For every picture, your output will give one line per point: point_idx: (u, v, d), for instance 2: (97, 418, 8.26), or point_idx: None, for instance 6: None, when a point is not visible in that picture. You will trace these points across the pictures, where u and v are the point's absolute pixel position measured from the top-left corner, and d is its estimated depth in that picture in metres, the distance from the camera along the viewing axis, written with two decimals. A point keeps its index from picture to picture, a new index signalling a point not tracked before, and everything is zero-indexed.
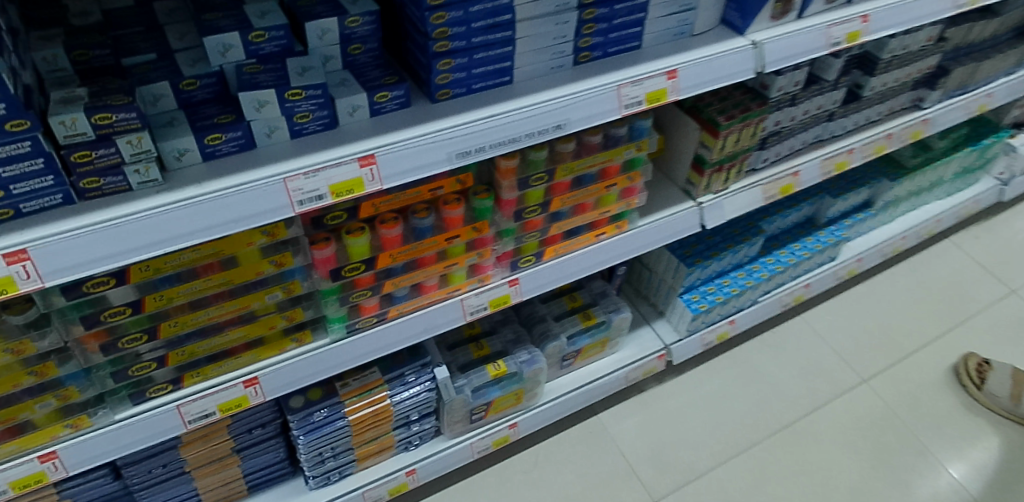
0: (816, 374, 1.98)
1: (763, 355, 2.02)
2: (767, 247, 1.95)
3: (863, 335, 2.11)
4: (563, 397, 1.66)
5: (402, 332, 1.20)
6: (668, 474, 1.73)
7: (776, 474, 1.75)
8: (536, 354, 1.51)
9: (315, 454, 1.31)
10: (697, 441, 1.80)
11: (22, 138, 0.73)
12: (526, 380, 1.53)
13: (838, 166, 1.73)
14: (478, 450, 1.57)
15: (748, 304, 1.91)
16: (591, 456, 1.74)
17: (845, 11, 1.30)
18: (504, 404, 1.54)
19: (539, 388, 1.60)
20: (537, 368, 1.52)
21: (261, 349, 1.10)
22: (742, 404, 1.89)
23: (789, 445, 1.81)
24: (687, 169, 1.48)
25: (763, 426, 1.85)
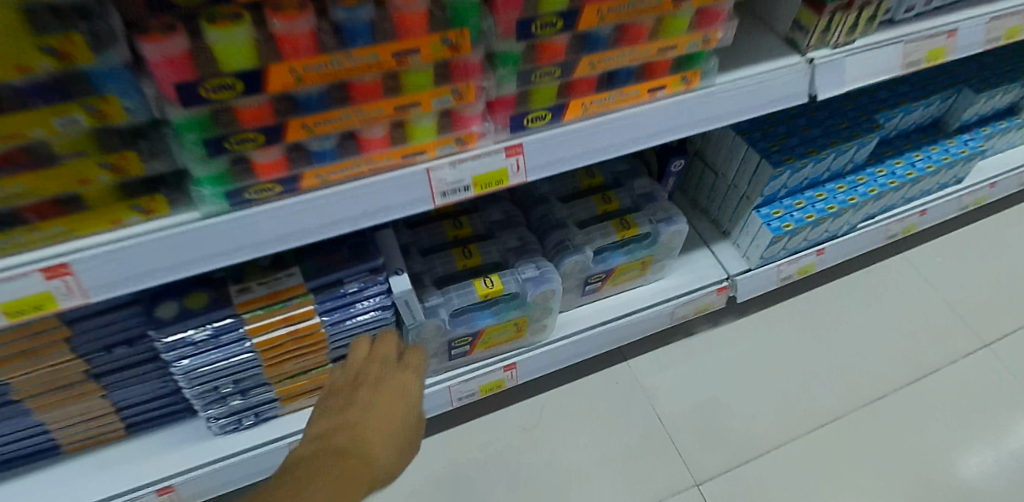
0: (920, 330, 1.52)
1: (852, 298, 1.56)
2: (878, 154, 1.42)
3: (987, 283, 1.60)
4: (581, 336, 1.22)
5: (327, 214, 0.75)
6: (716, 447, 1.32)
7: (863, 459, 1.32)
8: (547, 271, 1.06)
9: (210, 390, 0.90)
10: (758, 408, 1.38)
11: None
12: (530, 309, 1.09)
13: (1010, 34, 1.18)
14: (458, 400, 1.15)
15: (845, 230, 1.40)
16: (613, 417, 1.35)
17: None
18: (496, 338, 1.11)
19: (549, 321, 1.15)
20: (547, 291, 1.07)
21: (77, 221, 0.66)
22: (821, 365, 1.45)
23: (885, 422, 1.37)
24: (797, 5, 0.97)
25: (848, 396, 1.41)
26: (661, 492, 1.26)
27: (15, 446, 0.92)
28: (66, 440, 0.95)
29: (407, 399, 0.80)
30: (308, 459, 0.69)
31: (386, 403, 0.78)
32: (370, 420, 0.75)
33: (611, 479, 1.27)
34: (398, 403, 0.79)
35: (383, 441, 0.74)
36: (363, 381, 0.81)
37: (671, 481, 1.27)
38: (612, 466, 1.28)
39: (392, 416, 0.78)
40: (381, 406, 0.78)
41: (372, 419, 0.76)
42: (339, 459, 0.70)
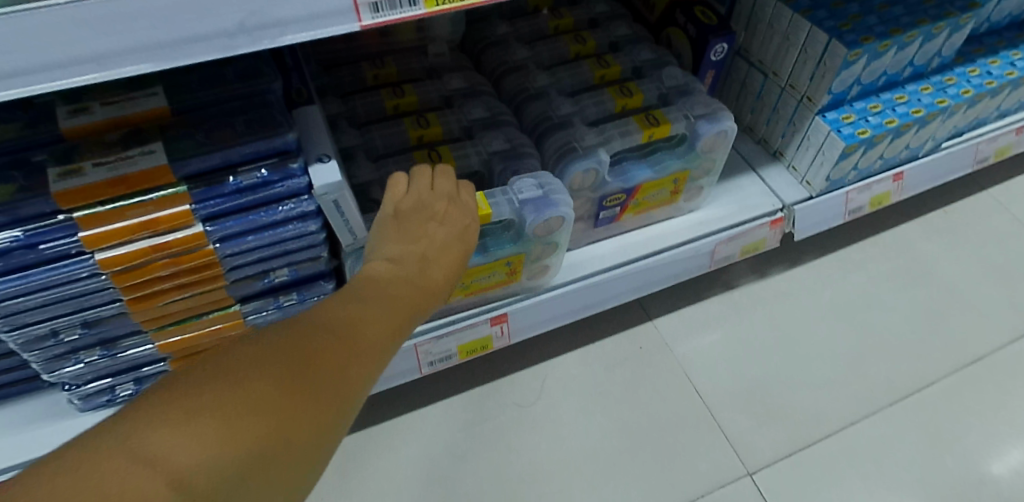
0: (1015, 278, 1.21)
1: (930, 241, 1.25)
2: (967, 51, 1.11)
3: None
4: (593, 280, 0.91)
5: (173, 26, 0.45)
6: (772, 425, 1.02)
7: (960, 438, 1.02)
8: (554, 191, 0.76)
9: (47, 338, 0.62)
10: (825, 377, 1.08)
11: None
12: (529, 245, 0.79)
13: None
14: (431, 363, 0.86)
15: (929, 149, 1.09)
16: (637, 390, 1.04)
17: None
18: (480, 284, 0.81)
19: (553, 263, 0.85)
20: (554, 220, 0.76)
21: None
22: (897, 323, 1.15)
23: (987, 391, 1.07)
24: None
25: (939, 361, 1.10)
26: (706, 485, 0.96)
27: None
28: None
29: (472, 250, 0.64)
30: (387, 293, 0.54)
31: (451, 251, 0.62)
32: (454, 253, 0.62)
33: (637, 470, 0.96)
34: (460, 251, 0.63)
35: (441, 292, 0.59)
36: (428, 213, 0.63)
37: (715, 471, 0.97)
38: (638, 451, 0.98)
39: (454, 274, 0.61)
40: (448, 252, 0.61)
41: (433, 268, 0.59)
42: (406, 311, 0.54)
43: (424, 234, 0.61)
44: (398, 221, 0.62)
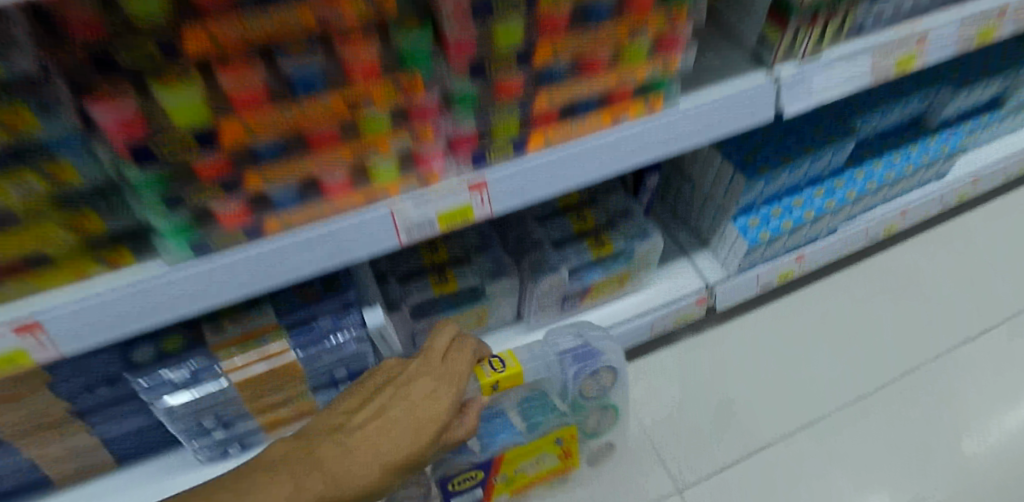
0: (919, 317, 1.51)
1: (849, 289, 1.55)
2: (857, 156, 1.43)
3: (989, 265, 1.60)
4: (610, 396, 1.15)
5: (292, 260, 0.76)
6: (728, 437, 1.31)
7: (882, 441, 1.31)
8: (583, 352, 1.11)
9: (193, 424, 0.93)
10: (761, 404, 1.36)
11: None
12: (563, 403, 1.14)
13: (982, 35, 1.16)
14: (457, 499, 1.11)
15: (824, 235, 1.42)
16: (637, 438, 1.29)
17: (901, 30, 1.07)
18: (532, 471, 1.15)
19: (585, 447, 1.22)
20: (599, 373, 1.09)
21: (46, 277, 0.68)
22: (823, 354, 1.45)
23: (898, 405, 1.36)
24: (760, 22, 0.97)
25: (851, 385, 1.39)
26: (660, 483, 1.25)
27: (10, 482, 0.94)
28: (56, 475, 0.97)
29: (433, 420, 0.84)
30: (310, 445, 0.79)
31: (412, 419, 0.83)
32: (401, 412, 0.84)
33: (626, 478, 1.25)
34: (427, 418, 0.84)
35: (392, 460, 0.80)
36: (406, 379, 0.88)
37: (683, 474, 1.26)
38: (625, 464, 1.26)
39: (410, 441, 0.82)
40: (405, 423, 0.83)
41: (384, 438, 0.81)
42: (327, 448, 0.79)
43: (393, 403, 0.84)
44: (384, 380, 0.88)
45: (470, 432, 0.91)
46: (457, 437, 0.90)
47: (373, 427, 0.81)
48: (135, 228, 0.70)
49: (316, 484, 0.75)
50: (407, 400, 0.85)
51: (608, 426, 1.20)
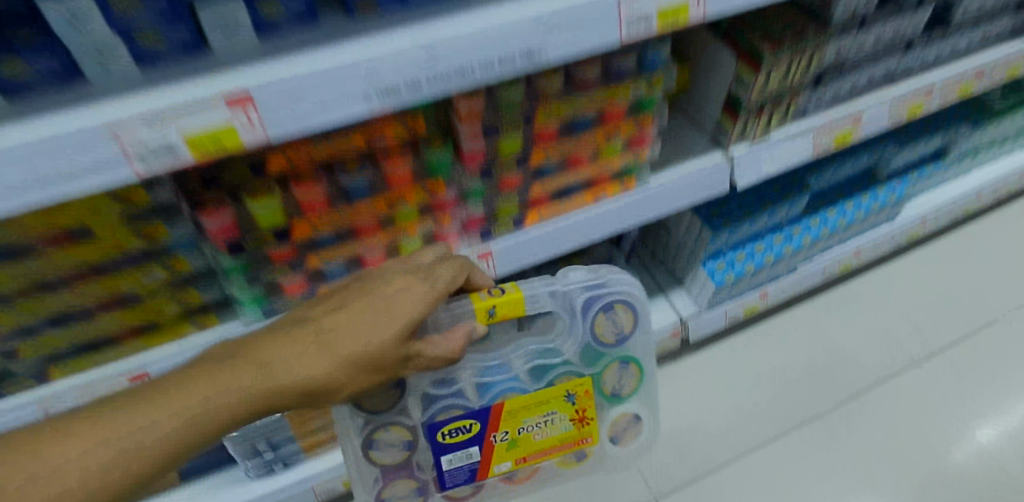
0: (880, 337, 1.70)
1: (818, 315, 1.76)
2: (813, 205, 1.63)
3: (944, 289, 1.80)
4: (628, 346, 1.02)
5: None
6: (711, 448, 1.52)
7: (845, 449, 1.51)
8: (595, 297, 0.96)
9: (249, 446, 1.14)
10: (741, 418, 1.57)
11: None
12: (571, 345, 1.01)
13: (913, 110, 1.36)
14: (450, 458, 0.98)
15: (784, 273, 1.64)
16: (646, 398, 1.10)
17: (839, 110, 1.27)
18: (540, 437, 1.02)
19: (606, 417, 1.09)
20: (610, 308, 0.97)
21: (152, 337, 0.88)
22: (794, 372, 1.65)
23: (860, 417, 1.56)
24: (718, 111, 1.17)
25: (829, 398, 1.60)
26: (673, 484, 1.47)
27: None
28: None
29: (408, 321, 0.78)
30: (261, 346, 0.77)
31: (370, 329, 0.77)
32: (359, 317, 0.77)
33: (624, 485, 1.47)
34: (389, 322, 0.77)
35: (335, 370, 0.76)
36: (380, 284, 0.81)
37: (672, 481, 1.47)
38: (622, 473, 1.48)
39: (365, 354, 0.77)
40: (360, 334, 0.76)
41: (352, 337, 0.77)
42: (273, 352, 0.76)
43: (356, 301, 0.79)
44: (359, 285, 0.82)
45: (457, 351, 0.83)
46: (445, 356, 0.83)
47: (323, 334, 0.77)
48: (223, 298, 0.90)
49: (230, 400, 0.73)
50: (371, 304, 0.78)
51: (628, 392, 1.07)
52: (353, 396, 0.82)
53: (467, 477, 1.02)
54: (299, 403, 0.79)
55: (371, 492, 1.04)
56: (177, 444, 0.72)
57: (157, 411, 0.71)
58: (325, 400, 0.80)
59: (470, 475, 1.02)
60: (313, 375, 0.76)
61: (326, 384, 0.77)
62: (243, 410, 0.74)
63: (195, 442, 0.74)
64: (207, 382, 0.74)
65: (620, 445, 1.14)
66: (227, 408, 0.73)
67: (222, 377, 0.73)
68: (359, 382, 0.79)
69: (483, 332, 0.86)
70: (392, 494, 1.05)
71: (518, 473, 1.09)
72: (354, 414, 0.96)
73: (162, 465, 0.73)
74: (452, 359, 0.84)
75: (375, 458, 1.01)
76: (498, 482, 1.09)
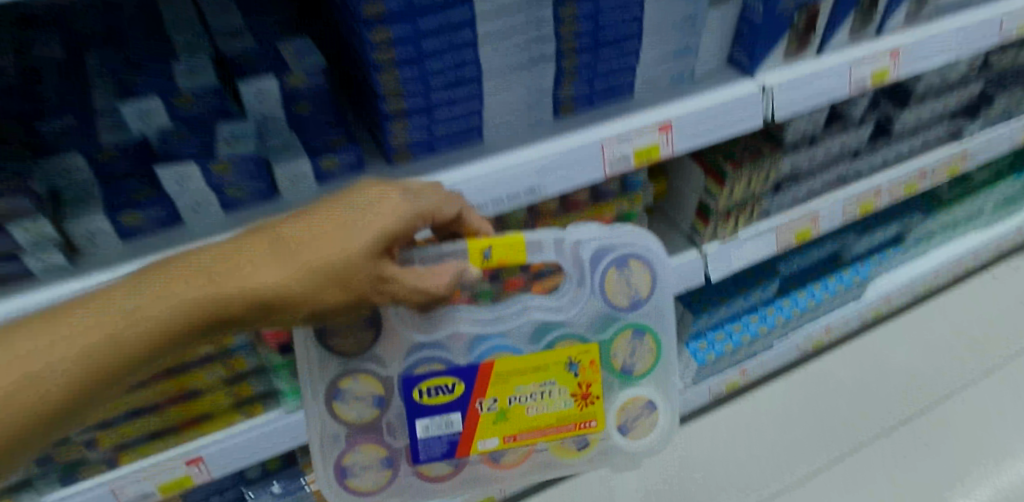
0: (852, 407, 1.85)
1: (795, 386, 1.90)
2: (785, 287, 1.80)
3: (909, 360, 1.96)
4: (638, 313, 0.97)
5: None
6: None
7: None
8: (607, 249, 0.91)
9: None
10: (726, 486, 1.70)
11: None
12: (580, 306, 0.96)
13: (864, 208, 1.55)
14: (427, 424, 0.95)
15: (760, 349, 1.79)
16: (656, 378, 1.04)
17: (799, 210, 1.45)
18: (534, 411, 0.97)
19: (615, 401, 1.03)
20: (623, 265, 0.93)
21: (207, 425, 1.04)
22: (774, 441, 1.79)
23: (834, 485, 1.70)
24: (691, 215, 1.35)
25: (806, 466, 1.73)
26: None
27: None
28: None
29: (384, 235, 0.73)
30: (210, 257, 0.70)
31: (341, 237, 0.71)
32: (324, 224, 0.72)
33: None
34: (357, 231, 0.72)
35: (287, 278, 0.70)
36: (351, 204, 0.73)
37: None
38: None
39: (332, 262, 0.71)
40: (328, 241, 0.71)
41: (318, 245, 0.71)
42: (226, 257, 0.70)
43: (324, 210, 0.73)
44: (321, 210, 0.73)
45: (444, 287, 0.79)
46: (425, 290, 0.79)
47: (279, 240, 0.71)
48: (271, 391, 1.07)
49: (166, 312, 0.67)
50: (333, 217, 0.72)
51: (641, 370, 1.02)
52: (324, 317, 0.76)
53: (444, 452, 0.98)
54: (257, 318, 0.73)
55: (332, 468, 0.99)
56: (110, 350, 0.66)
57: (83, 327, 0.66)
58: (285, 316, 0.73)
59: (449, 449, 0.98)
60: (261, 283, 0.69)
61: (279, 293, 0.70)
62: (184, 321, 0.69)
63: (135, 359, 0.68)
64: (159, 284, 0.68)
65: (629, 439, 1.07)
66: (160, 320, 0.67)
67: (159, 287, 0.68)
68: (325, 298, 0.73)
69: (473, 280, 0.81)
70: (356, 464, 1.00)
71: (508, 453, 1.03)
72: (330, 358, 0.92)
73: (105, 382, 0.68)
74: (434, 295, 0.80)
75: (346, 419, 0.97)
76: (480, 463, 1.03)
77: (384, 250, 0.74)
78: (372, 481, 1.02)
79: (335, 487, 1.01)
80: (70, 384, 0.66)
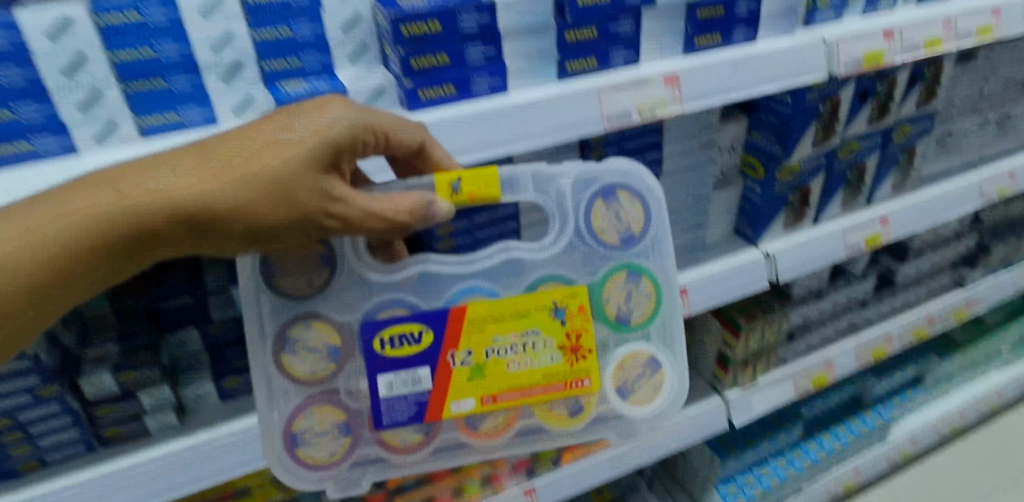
0: None
1: None
2: (811, 430, 1.85)
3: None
4: (633, 253, 0.80)
5: None
6: None
7: None
8: (587, 177, 0.77)
9: None
10: None
11: (26, 373, 0.73)
12: (568, 249, 0.79)
13: (876, 353, 1.65)
14: (391, 380, 0.76)
15: (790, 493, 1.81)
16: (659, 331, 0.83)
17: (814, 357, 1.55)
18: (515, 369, 0.78)
19: (612, 360, 0.82)
20: (611, 204, 0.78)
21: None
22: None
23: None
24: (712, 364, 1.46)
25: None
26: None
27: None
28: None
29: (326, 146, 0.66)
30: (130, 175, 0.64)
31: (274, 147, 0.65)
32: (254, 137, 0.65)
33: None
34: (290, 147, 0.65)
35: (216, 186, 0.64)
36: (289, 115, 0.67)
37: None
38: None
39: (259, 172, 0.64)
40: (259, 149, 0.65)
41: (247, 159, 0.65)
42: (144, 174, 0.64)
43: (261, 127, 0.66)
44: (258, 124, 0.67)
45: (399, 212, 0.68)
46: (382, 218, 0.68)
47: (207, 151, 0.65)
48: None
49: (88, 225, 0.63)
50: (266, 131, 0.66)
51: (641, 322, 0.82)
52: (267, 243, 0.68)
53: (411, 417, 0.78)
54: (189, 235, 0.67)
55: (279, 436, 0.78)
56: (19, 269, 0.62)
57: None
58: (219, 236, 0.67)
59: (417, 414, 0.78)
60: (185, 191, 0.64)
61: (206, 205, 0.64)
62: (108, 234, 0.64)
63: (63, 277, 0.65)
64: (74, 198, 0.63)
65: (630, 406, 0.84)
66: (70, 231, 0.63)
67: (80, 195, 0.63)
68: (257, 212, 0.65)
69: (444, 216, 0.69)
70: (308, 433, 0.79)
71: (487, 418, 0.80)
72: (276, 301, 0.75)
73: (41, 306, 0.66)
74: (399, 229, 0.69)
75: (298, 377, 0.77)
76: (456, 436, 0.81)
77: (329, 168, 0.67)
78: (330, 452, 0.80)
79: (283, 463, 0.79)
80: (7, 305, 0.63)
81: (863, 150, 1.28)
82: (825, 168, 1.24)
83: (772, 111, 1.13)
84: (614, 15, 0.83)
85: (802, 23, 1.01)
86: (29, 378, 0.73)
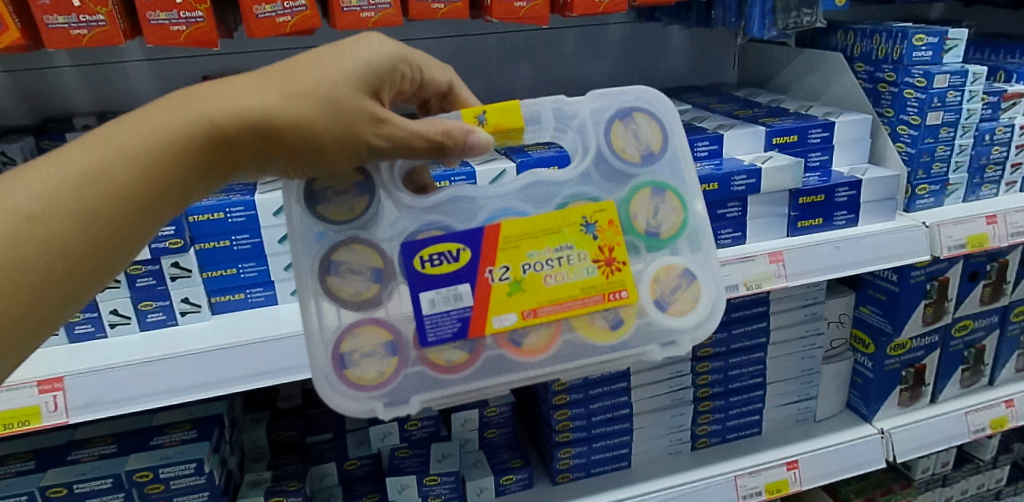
0: None
1: None
2: None
3: None
4: (664, 171, 0.66)
5: None
6: None
7: None
8: (608, 95, 0.64)
9: None
10: None
11: (202, 490, 0.82)
12: (592, 172, 0.65)
13: None
14: (432, 297, 0.61)
15: None
16: (694, 241, 0.67)
17: None
18: (553, 284, 0.62)
19: (643, 273, 0.65)
20: (644, 127, 0.65)
21: None
22: None
23: None
24: None
25: None
26: None
27: None
28: None
29: (375, 72, 0.55)
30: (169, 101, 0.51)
31: (322, 67, 0.53)
32: (301, 59, 0.54)
33: None
34: (342, 66, 0.54)
35: (272, 105, 0.52)
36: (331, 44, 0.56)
37: None
38: None
39: (318, 91, 0.53)
40: (301, 72, 0.53)
41: (303, 79, 0.53)
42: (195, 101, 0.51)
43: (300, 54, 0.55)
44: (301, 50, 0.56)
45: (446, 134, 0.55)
46: (428, 140, 0.55)
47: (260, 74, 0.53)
48: None
49: (123, 171, 0.49)
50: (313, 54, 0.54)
51: (673, 234, 0.66)
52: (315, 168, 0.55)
53: (456, 335, 0.62)
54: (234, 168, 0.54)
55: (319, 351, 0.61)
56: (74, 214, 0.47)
57: (1, 192, 0.45)
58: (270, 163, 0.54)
59: (461, 330, 0.62)
60: (239, 111, 0.51)
61: (262, 126, 0.51)
62: (150, 180, 0.50)
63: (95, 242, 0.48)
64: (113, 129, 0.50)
65: (673, 321, 0.66)
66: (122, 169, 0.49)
67: (110, 136, 0.49)
68: (305, 130, 0.52)
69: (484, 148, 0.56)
70: (355, 354, 0.62)
71: (529, 332, 0.63)
72: (314, 227, 0.60)
73: (58, 295, 0.48)
74: (439, 152, 0.56)
75: (336, 300, 0.62)
76: (500, 360, 0.63)
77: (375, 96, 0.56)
78: (376, 372, 0.63)
79: (323, 385, 0.62)
80: (14, 293, 0.45)
81: (979, 329, 1.27)
82: (939, 345, 1.23)
83: (880, 288, 1.17)
84: (721, 201, 0.95)
85: (902, 209, 1.09)
86: (198, 496, 0.82)
